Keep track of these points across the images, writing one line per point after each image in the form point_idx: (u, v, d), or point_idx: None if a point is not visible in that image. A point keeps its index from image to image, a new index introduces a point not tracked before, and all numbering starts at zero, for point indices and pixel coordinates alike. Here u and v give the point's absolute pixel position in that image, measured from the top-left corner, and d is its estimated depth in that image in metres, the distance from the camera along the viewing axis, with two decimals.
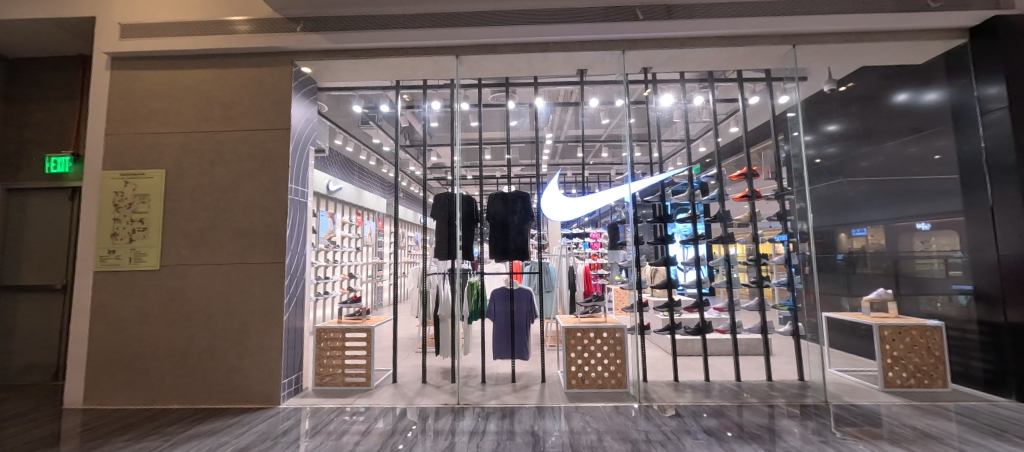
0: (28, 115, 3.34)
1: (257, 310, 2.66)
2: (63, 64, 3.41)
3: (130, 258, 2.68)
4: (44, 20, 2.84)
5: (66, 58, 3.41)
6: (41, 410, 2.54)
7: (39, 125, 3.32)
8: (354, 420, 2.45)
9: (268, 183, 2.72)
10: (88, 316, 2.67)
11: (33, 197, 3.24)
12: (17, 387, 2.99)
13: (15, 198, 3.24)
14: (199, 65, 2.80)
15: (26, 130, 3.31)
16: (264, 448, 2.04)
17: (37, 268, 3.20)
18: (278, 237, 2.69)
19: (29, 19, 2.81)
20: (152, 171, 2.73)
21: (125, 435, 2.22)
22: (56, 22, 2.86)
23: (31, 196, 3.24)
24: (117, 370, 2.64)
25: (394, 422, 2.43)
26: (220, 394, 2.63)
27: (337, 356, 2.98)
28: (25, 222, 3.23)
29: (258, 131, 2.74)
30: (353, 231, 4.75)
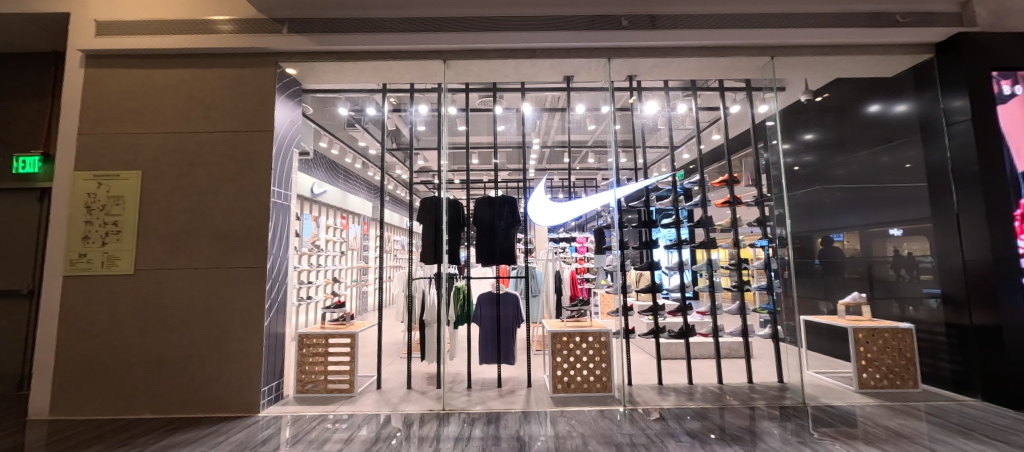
0: None
1: (235, 316, 2.60)
2: (34, 61, 3.29)
3: (102, 262, 2.59)
4: (14, 15, 2.74)
5: (36, 55, 3.29)
6: (2, 421, 2.42)
7: (6, 123, 3.19)
8: (337, 428, 2.41)
9: (250, 185, 2.67)
10: (55, 322, 2.56)
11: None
12: None
13: None
14: (180, 65, 2.74)
15: None
16: None
17: (2, 273, 3.06)
18: (260, 241, 2.64)
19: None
20: (127, 172, 2.65)
21: (95, 449, 2.14)
22: (26, 18, 2.76)
23: None
24: (87, 378, 2.54)
25: (378, 429, 2.40)
26: (196, 403, 2.55)
27: (319, 363, 2.92)
28: None
29: (241, 133, 2.70)
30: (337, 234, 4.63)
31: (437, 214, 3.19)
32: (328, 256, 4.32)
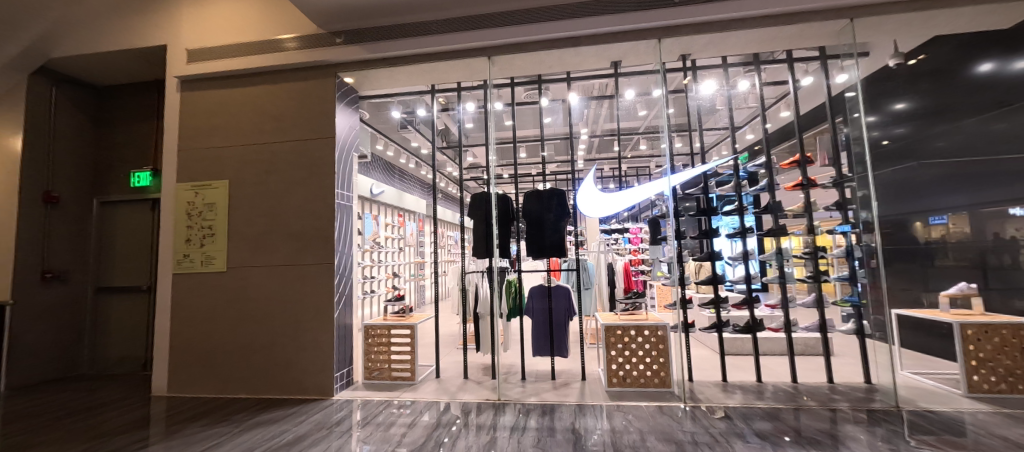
0: (115, 135, 3.76)
1: (309, 309, 2.85)
2: (142, 88, 3.81)
3: (201, 261, 2.96)
4: (126, 51, 3.19)
5: (141, 84, 3.80)
6: (134, 396, 2.89)
7: (123, 144, 3.74)
8: (401, 413, 2.57)
9: (317, 189, 2.89)
10: (168, 313, 2.99)
11: (122, 208, 3.66)
12: (113, 376, 3.40)
13: (106, 209, 3.67)
14: (254, 82, 3.03)
15: (113, 149, 3.74)
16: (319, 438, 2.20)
17: (127, 272, 3.62)
18: (328, 239, 2.86)
19: (114, 52, 3.17)
20: (217, 181, 2.99)
21: (204, 423, 2.47)
22: (134, 53, 3.20)
23: (119, 207, 3.66)
24: (194, 362, 2.93)
25: (438, 416, 2.53)
26: (280, 386, 2.84)
27: (383, 352, 3.10)
28: (115, 231, 3.65)
29: (307, 141, 2.93)
30: (395, 231, 4.89)
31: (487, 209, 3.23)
32: (387, 253, 4.58)
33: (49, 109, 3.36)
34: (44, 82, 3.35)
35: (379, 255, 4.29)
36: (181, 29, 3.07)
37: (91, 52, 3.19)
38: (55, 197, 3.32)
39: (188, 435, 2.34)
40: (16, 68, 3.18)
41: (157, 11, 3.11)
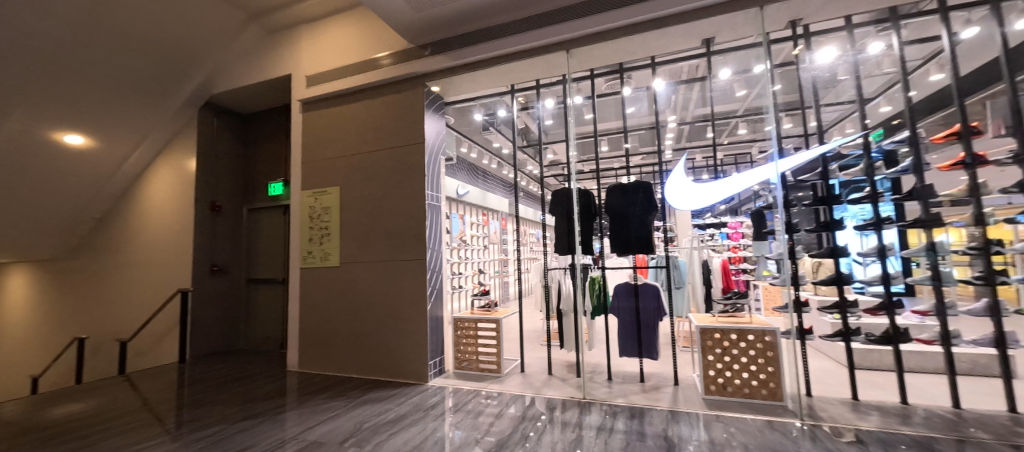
0: (255, 154, 4.57)
1: (406, 301, 3.12)
2: (272, 113, 4.55)
3: (321, 257, 3.43)
4: (261, 83, 3.84)
5: (271, 109, 4.52)
6: (275, 369, 3.48)
7: (261, 160, 4.52)
8: (489, 403, 2.68)
9: (410, 191, 3.15)
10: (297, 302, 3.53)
11: (263, 214, 4.44)
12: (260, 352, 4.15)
13: (251, 215, 4.47)
14: (356, 98, 3.40)
15: (254, 165, 4.53)
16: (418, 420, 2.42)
17: (266, 266, 4.36)
18: (421, 238, 3.10)
19: (252, 84, 3.83)
20: (331, 188, 3.43)
21: (326, 397, 2.88)
22: (266, 83, 3.83)
23: (260, 213, 4.45)
24: (316, 344, 3.42)
25: (523, 409, 2.58)
26: (384, 369, 3.17)
27: (471, 344, 3.28)
28: (258, 232, 4.43)
29: (401, 148, 3.20)
30: (480, 230, 5.11)
31: (569, 205, 3.20)
32: (472, 250, 4.82)
33: (211, 136, 4.20)
34: (207, 114, 4.19)
35: (465, 252, 4.54)
36: (300, 58, 3.58)
37: (238, 87, 3.91)
38: (217, 206, 4.14)
39: (315, 406, 2.74)
40: (190, 104, 4.03)
41: (282, 46, 3.69)
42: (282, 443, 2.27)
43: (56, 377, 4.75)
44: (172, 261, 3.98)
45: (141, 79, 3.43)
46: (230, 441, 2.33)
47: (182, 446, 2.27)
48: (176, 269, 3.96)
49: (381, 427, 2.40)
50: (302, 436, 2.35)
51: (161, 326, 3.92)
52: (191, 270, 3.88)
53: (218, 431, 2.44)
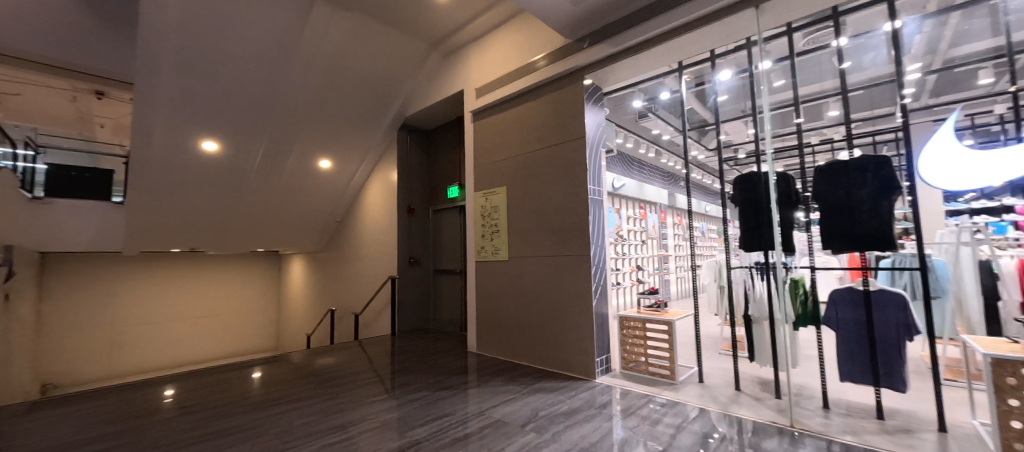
0: (435, 163, 5.35)
1: (572, 296, 3.14)
2: (446, 126, 5.21)
3: (492, 251, 3.78)
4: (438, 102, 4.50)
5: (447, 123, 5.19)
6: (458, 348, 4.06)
7: (439, 168, 5.28)
8: (663, 412, 2.45)
9: (573, 187, 3.16)
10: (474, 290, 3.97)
11: (444, 215, 5.15)
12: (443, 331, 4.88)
13: (434, 216, 5.27)
14: (517, 102, 3.62)
15: (435, 173, 5.32)
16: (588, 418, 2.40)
17: (446, 259, 5.08)
18: (584, 232, 3.08)
19: (431, 104, 4.50)
20: (499, 188, 3.75)
21: (503, 381, 3.15)
22: (443, 102, 4.43)
23: (441, 214, 5.19)
24: (489, 329, 3.82)
25: (705, 426, 2.25)
26: (551, 361, 3.28)
27: (639, 345, 3.11)
28: (440, 230, 5.19)
29: (562, 144, 3.25)
30: (637, 224, 4.89)
31: (758, 193, 2.73)
32: (630, 246, 4.69)
33: (406, 151, 5.09)
34: (404, 134, 5.11)
35: (623, 247, 4.43)
36: (470, 74, 4.01)
37: (419, 108, 4.68)
38: (411, 209, 5.04)
39: (495, 388, 3.03)
40: (390, 128, 5.02)
41: (453, 67, 4.24)
42: (471, 417, 2.56)
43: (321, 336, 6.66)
44: (385, 254, 5.02)
45: (357, 110, 4.52)
46: (433, 406, 2.77)
47: (401, 405, 2.81)
48: (386, 260, 5.00)
49: (556, 417, 2.46)
50: (488, 413, 2.61)
51: (378, 305, 5.02)
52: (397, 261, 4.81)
53: (424, 397, 2.95)
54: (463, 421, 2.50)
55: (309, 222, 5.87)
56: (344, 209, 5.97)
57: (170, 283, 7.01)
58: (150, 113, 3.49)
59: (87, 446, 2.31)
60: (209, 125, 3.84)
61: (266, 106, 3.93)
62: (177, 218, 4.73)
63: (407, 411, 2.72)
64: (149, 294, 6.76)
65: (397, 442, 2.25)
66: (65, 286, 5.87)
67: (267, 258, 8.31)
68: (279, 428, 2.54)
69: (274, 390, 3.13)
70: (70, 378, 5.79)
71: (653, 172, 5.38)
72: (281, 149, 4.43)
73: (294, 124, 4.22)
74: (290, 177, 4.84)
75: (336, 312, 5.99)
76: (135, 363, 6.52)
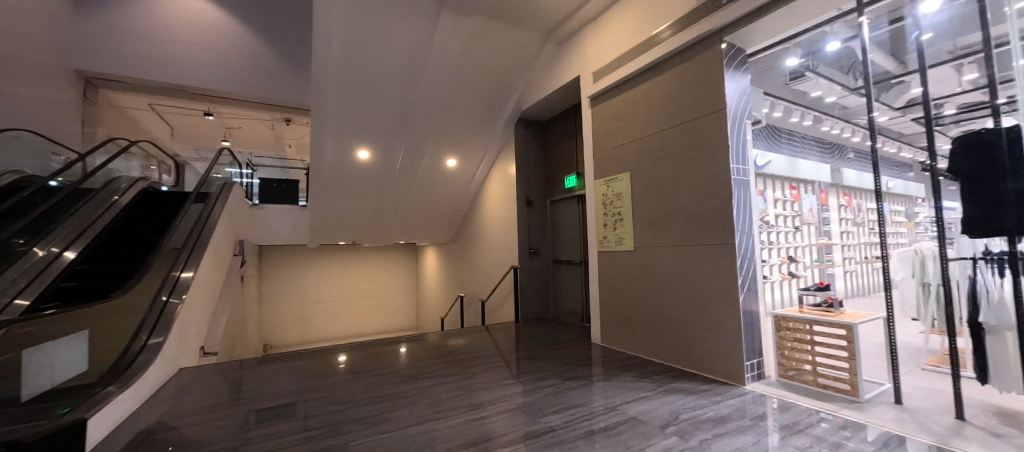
0: (552, 154, 5.38)
1: (711, 289, 2.85)
2: (563, 116, 5.13)
3: (616, 241, 3.78)
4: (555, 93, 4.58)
5: (562, 112, 5.13)
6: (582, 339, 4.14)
7: (557, 158, 5.27)
8: (840, 434, 1.99)
9: (710, 167, 2.83)
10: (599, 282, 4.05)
11: (562, 206, 5.17)
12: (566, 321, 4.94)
13: (552, 206, 5.34)
14: (640, 82, 3.45)
15: (552, 164, 5.36)
16: (737, 428, 2.12)
17: (565, 250, 5.08)
18: (726, 218, 2.73)
19: (547, 95, 4.62)
20: (621, 174, 3.70)
21: (634, 377, 3.01)
22: (558, 91, 4.48)
23: (559, 205, 5.21)
24: (616, 319, 3.81)
25: None
26: (689, 360, 3.05)
27: (803, 351, 2.65)
28: (559, 221, 5.23)
29: (695, 121, 2.95)
30: (790, 208, 4.23)
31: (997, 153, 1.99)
32: (781, 234, 4.03)
33: (523, 144, 5.30)
34: (522, 129, 5.33)
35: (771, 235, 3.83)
36: (586, 60, 4.02)
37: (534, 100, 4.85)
38: (531, 201, 5.26)
39: (624, 383, 2.91)
40: (508, 124, 5.27)
41: (568, 54, 4.26)
42: (601, 411, 2.48)
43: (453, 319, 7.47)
44: (506, 245, 5.39)
45: (478, 111, 4.92)
46: (562, 395, 2.77)
47: (532, 392, 2.88)
48: (508, 251, 5.36)
49: (701, 423, 2.20)
50: (619, 408, 2.51)
51: (504, 291, 5.45)
52: (518, 252, 5.12)
53: (553, 385, 2.98)
54: (593, 415, 2.43)
55: (441, 216, 6.69)
56: (469, 203, 6.62)
57: (342, 271, 8.89)
58: (326, 128, 4.47)
59: (298, 394, 2.98)
60: (365, 135, 4.72)
61: (406, 114, 4.63)
62: (347, 214, 5.95)
63: (539, 397, 2.77)
64: (333, 281, 8.79)
65: (530, 427, 2.29)
66: (280, 272, 8.22)
67: (405, 247, 9.66)
68: (429, 398, 2.85)
69: (427, 360, 3.67)
70: (281, 339, 8.11)
71: (806, 145, 4.61)
72: (420, 152, 5.14)
73: (426, 128, 4.83)
74: (425, 177, 5.56)
75: (466, 298, 6.68)
76: (341, 331, 8.79)
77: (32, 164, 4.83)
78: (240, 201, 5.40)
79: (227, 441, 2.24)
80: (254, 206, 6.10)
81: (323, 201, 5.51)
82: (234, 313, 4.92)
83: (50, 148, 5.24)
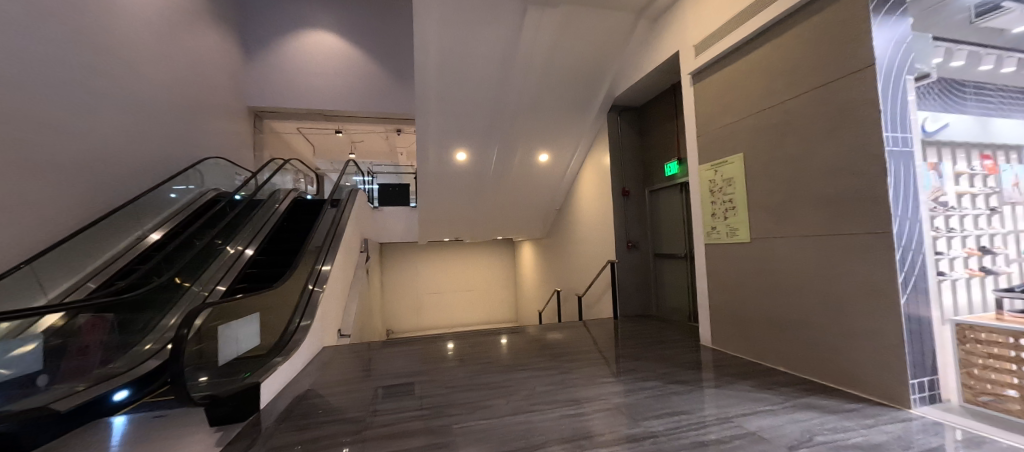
0: (649, 141, 5.04)
1: (859, 287, 2.35)
2: (661, 98, 4.76)
3: (728, 232, 3.38)
4: (650, 74, 4.31)
5: (659, 94, 4.78)
6: (689, 341, 3.82)
7: (655, 145, 4.93)
8: None
9: (853, 139, 2.34)
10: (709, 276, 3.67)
11: (662, 195, 4.84)
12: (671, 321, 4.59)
13: (651, 197, 5.03)
14: (754, 48, 3.03)
15: (650, 151, 5.03)
16: None
17: (668, 244, 4.78)
18: (877, 199, 2.22)
19: (643, 76, 4.38)
20: (732, 157, 3.29)
21: (753, 387, 2.66)
22: (655, 70, 4.22)
23: (659, 194, 4.89)
24: (730, 320, 3.41)
25: None
26: (828, 372, 2.58)
27: (1002, 371, 2.01)
28: (659, 212, 4.90)
29: (829, 85, 2.47)
30: (983, 185, 2.55)
31: None
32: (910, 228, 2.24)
33: (617, 133, 5.12)
34: (614, 117, 5.13)
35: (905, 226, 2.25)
36: (687, 32, 3.69)
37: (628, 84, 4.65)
38: (627, 192, 5.04)
39: (740, 393, 2.57)
40: (600, 112, 5.12)
41: (666, 30, 3.97)
42: (712, 421, 2.21)
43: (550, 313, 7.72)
44: (602, 238, 5.29)
45: (565, 104, 4.92)
46: (666, 399, 2.55)
47: (630, 392, 2.71)
48: (604, 245, 5.25)
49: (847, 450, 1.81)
50: (734, 419, 2.21)
51: (600, 286, 5.36)
52: (615, 245, 4.98)
53: (655, 388, 2.76)
54: (703, 425, 2.16)
55: (533, 212, 6.85)
56: (562, 198, 6.64)
57: (447, 267, 9.68)
58: (428, 134, 4.91)
59: (413, 376, 3.32)
60: (462, 137, 5.07)
61: (497, 113, 4.88)
62: (448, 212, 6.47)
63: (638, 399, 2.59)
64: (441, 276, 9.62)
65: (631, 430, 2.16)
66: (396, 267, 9.35)
67: (500, 244, 10.12)
68: (527, 389, 2.88)
69: (528, 351, 3.80)
70: (399, 325, 9.24)
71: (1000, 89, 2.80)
72: (511, 148, 5.34)
73: (517, 125, 5.02)
74: (517, 173, 5.78)
75: (562, 292, 6.78)
76: (450, 321, 9.60)
77: (224, 183, 6.37)
78: (363, 205, 6.28)
79: (357, 411, 2.59)
80: (375, 208, 7.08)
81: (428, 202, 6.09)
82: (363, 301, 5.80)
83: (234, 169, 6.87)
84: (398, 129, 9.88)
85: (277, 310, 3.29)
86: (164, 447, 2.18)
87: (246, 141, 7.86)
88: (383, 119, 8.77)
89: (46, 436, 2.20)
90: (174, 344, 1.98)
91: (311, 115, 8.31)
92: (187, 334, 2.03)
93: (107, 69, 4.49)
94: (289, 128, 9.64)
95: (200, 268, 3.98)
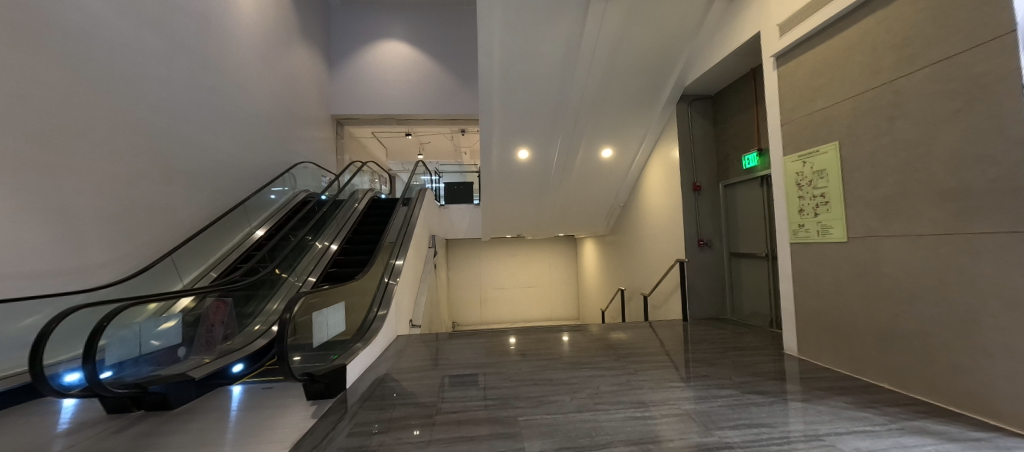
0: (725, 131, 4.70)
1: (992, 296, 1.99)
2: (739, 83, 4.41)
3: (818, 231, 3.06)
4: (727, 58, 3.99)
5: (736, 79, 4.42)
6: (771, 349, 3.52)
7: (731, 135, 4.58)
8: None
9: (985, 121, 1.98)
10: (796, 279, 3.33)
11: (739, 189, 4.49)
12: (749, 325, 4.25)
13: (727, 192, 4.69)
14: (855, 22, 2.68)
15: (725, 142, 4.68)
16: None
17: (746, 242, 4.43)
18: (1018, 193, 1.87)
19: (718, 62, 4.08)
20: (825, 146, 2.95)
21: (849, 403, 2.38)
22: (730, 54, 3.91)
23: (736, 188, 4.54)
24: (822, 329, 3.07)
25: None
26: (947, 394, 2.23)
27: None
28: (736, 207, 4.56)
29: (952, 59, 2.11)
30: None
31: None
32: None
33: (686, 124, 4.85)
34: (683, 107, 4.86)
35: None
36: (770, 9, 3.37)
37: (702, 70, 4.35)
38: (698, 187, 4.75)
39: (834, 410, 2.31)
40: (668, 103, 4.87)
41: (746, 10, 3.66)
42: (798, 437, 2.01)
43: (614, 313, 7.57)
44: (670, 236, 5.07)
45: (629, 97, 4.76)
46: (743, 410, 2.38)
47: (703, 399, 2.57)
48: (673, 244, 5.02)
49: None
50: (824, 438, 2.00)
51: (668, 286, 5.13)
52: (685, 243, 4.74)
53: (732, 396, 2.59)
54: (787, 441, 1.97)
55: (595, 209, 6.73)
56: (626, 193, 6.44)
57: (507, 264, 9.85)
58: (492, 134, 5.05)
59: (481, 367, 3.46)
60: (525, 136, 5.16)
61: (560, 111, 4.88)
62: (509, 209, 6.62)
63: (711, 407, 2.45)
64: (502, 272, 9.84)
65: (702, 438, 2.05)
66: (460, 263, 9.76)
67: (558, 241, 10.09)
68: (591, 388, 2.86)
69: (594, 348, 3.78)
70: (464, 318, 9.67)
71: None
72: (573, 144, 5.31)
73: (580, 120, 4.98)
74: (580, 170, 5.73)
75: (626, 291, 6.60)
76: (513, 315, 9.84)
77: (313, 185, 7.15)
78: (431, 203, 6.63)
79: (429, 396, 2.77)
80: (442, 207, 7.49)
81: (491, 200, 6.28)
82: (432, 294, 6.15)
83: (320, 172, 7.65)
84: (462, 130, 10.19)
85: (359, 300, 3.60)
86: (276, 408, 2.53)
87: (330, 147, 8.73)
88: (448, 121, 9.12)
89: (188, 397, 2.58)
90: (279, 327, 2.19)
91: (384, 120, 8.96)
92: (289, 318, 2.24)
93: (225, 89, 5.27)
94: (365, 133, 10.49)
95: (295, 261, 4.49)
